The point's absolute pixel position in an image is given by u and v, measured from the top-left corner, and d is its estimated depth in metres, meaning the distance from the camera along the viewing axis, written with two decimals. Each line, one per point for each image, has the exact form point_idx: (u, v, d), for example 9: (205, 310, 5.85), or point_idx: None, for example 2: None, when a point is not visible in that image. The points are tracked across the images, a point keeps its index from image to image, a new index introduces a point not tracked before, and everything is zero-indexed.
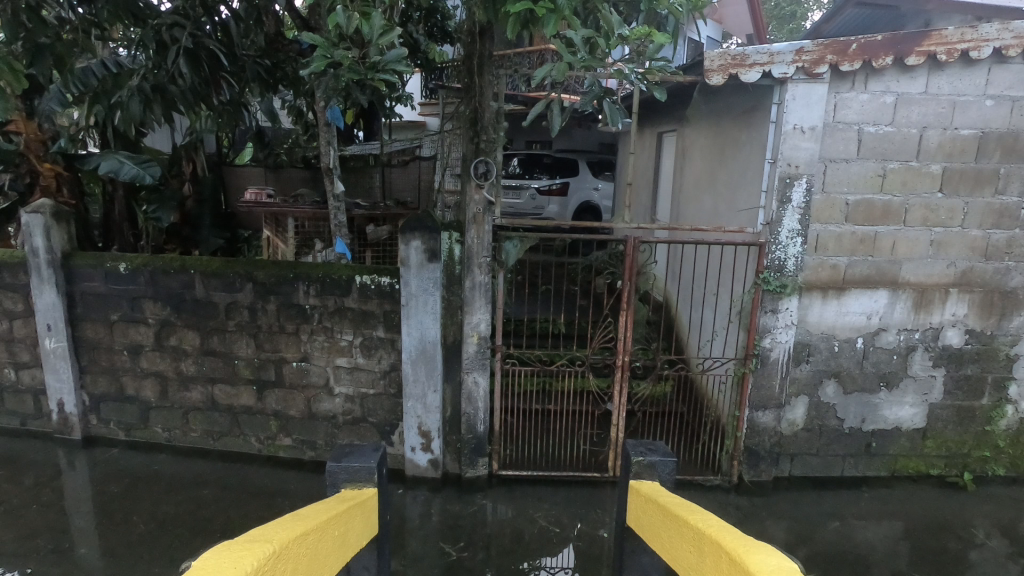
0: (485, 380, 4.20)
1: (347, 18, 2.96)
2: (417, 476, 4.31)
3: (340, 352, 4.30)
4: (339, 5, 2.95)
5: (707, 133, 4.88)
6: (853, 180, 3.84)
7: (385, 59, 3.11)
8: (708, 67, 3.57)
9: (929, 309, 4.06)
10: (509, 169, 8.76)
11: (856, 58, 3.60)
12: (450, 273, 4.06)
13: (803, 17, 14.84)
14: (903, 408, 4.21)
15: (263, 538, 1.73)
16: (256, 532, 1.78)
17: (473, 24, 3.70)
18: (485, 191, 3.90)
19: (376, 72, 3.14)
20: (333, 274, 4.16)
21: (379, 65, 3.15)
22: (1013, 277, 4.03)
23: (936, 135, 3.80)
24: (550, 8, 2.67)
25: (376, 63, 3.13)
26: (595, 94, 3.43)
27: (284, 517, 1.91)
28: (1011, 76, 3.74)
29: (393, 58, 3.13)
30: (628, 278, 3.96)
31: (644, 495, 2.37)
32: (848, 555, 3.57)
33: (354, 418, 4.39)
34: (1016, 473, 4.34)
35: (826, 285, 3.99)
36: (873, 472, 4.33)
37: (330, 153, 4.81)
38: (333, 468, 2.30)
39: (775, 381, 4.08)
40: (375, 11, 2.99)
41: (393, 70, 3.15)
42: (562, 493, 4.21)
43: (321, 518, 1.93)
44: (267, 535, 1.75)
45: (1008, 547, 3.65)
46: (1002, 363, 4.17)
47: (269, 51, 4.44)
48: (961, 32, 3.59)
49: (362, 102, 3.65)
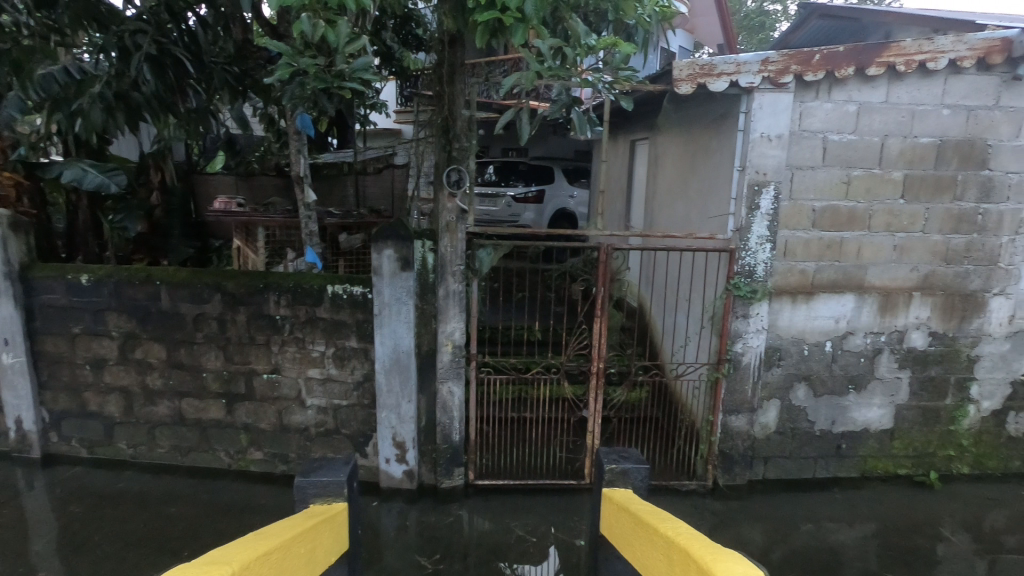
0: (461, 390, 4.18)
1: (313, 26, 2.99)
2: (392, 488, 4.25)
3: (312, 363, 4.23)
4: (303, 13, 3.01)
5: (678, 141, 4.95)
6: (819, 187, 3.93)
7: (351, 67, 3.27)
8: (678, 77, 3.63)
9: (894, 312, 4.16)
10: (483, 176, 8.79)
11: (820, 68, 3.70)
12: (423, 281, 4.04)
13: (772, 28, 15.32)
14: (870, 410, 4.29)
15: (223, 560, 1.69)
16: (217, 554, 1.77)
17: (444, 32, 3.70)
18: (458, 200, 3.89)
19: (343, 80, 3.27)
20: (303, 284, 4.10)
21: (346, 74, 3.28)
22: (972, 280, 4.15)
23: (897, 143, 3.92)
24: (518, 17, 2.75)
25: (341, 71, 3.27)
26: (564, 103, 3.59)
27: (247, 538, 1.87)
28: (967, 86, 3.88)
29: (360, 66, 3.30)
30: (602, 285, 3.97)
31: (617, 503, 2.42)
32: (821, 556, 3.63)
33: (327, 430, 4.32)
34: (980, 470, 4.46)
35: (795, 290, 4.07)
36: (844, 473, 4.40)
37: (300, 162, 4.73)
38: (301, 483, 2.28)
39: (748, 385, 4.14)
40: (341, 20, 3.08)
41: (359, 78, 3.30)
42: (539, 502, 4.18)
43: (286, 536, 1.90)
44: (228, 557, 1.72)
45: (975, 544, 3.76)
46: (964, 364, 4.28)
47: (238, 58, 4.31)
48: (918, 44, 3.72)
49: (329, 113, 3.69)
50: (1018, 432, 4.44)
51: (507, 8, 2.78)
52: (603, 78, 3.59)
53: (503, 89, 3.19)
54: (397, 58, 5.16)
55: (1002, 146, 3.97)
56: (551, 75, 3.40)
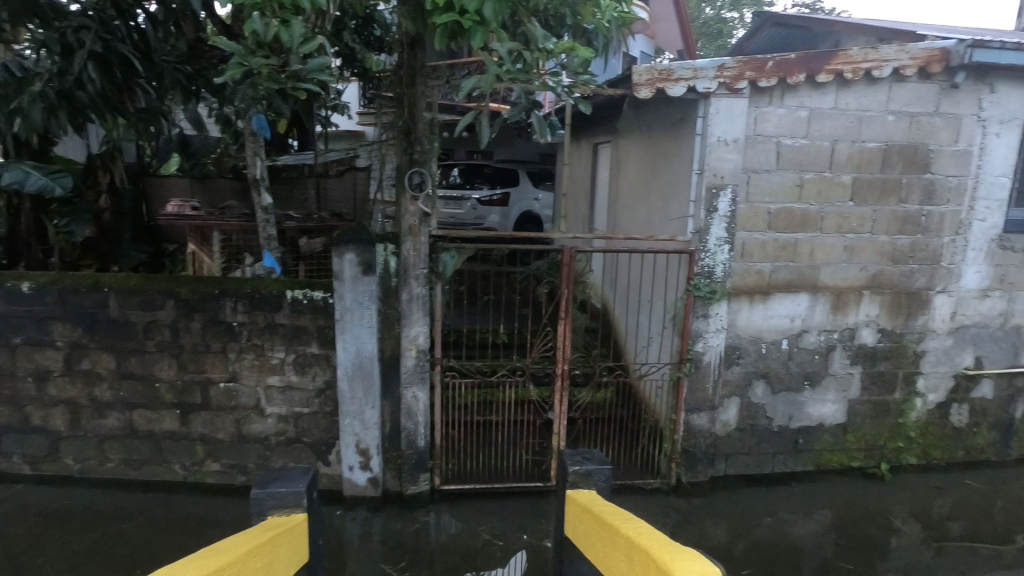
0: (425, 395, 4.15)
1: (266, 25, 3.05)
2: (356, 496, 4.18)
3: (271, 370, 4.12)
4: (257, 13, 3.05)
5: (639, 144, 5.03)
6: (773, 190, 4.06)
7: (306, 68, 3.28)
8: (637, 81, 3.68)
9: (845, 311, 4.31)
10: (448, 179, 8.75)
11: (773, 75, 3.82)
12: (386, 286, 3.99)
13: (730, 35, 15.85)
14: (825, 405, 4.44)
15: None
16: (166, 573, 1.73)
17: (403, 35, 3.66)
18: (420, 203, 3.87)
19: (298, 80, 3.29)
20: (261, 289, 4.00)
21: (300, 75, 3.31)
22: (917, 279, 4.34)
23: (845, 147, 4.07)
24: (477, 20, 2.82)
25: (295, 72, 3.28)
26: (524, 106, 3.62)
27: (199, 554, 1.83)
28: (909, 93, 4.06)
29: (315, 67, 3.31)
30: (565, 286, 4.00)
31: (580, 505, 2.45)
32: (780, 548, 3.74)
33: (288, 439, 4.21)
34: (928, 460, 4.67)
35: (753, 290, 4.18)
36: (801, 467, 4.54)
37: (256, 164, 4.59)
38: (259, 495, 2.22)
39: (708, 384, 4.23)
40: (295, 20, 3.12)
41: (314, 78, 3.31)
42: (505, 506, 4.17)
43: (241, 550, 1.85)
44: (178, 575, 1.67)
45: (923, 532, 3.93)
46: (911, 359, 4.47)
47: (190, 57, 4.13)
48: (864, 52, 3.88)
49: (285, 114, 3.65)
50: (961, 423, 4.65)
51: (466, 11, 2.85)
52: (561, 82, 3.68)
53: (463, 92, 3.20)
54: (358, 59, 5.03)
55: (942, 151, 4.17)
56: (511, 79, 3.38)
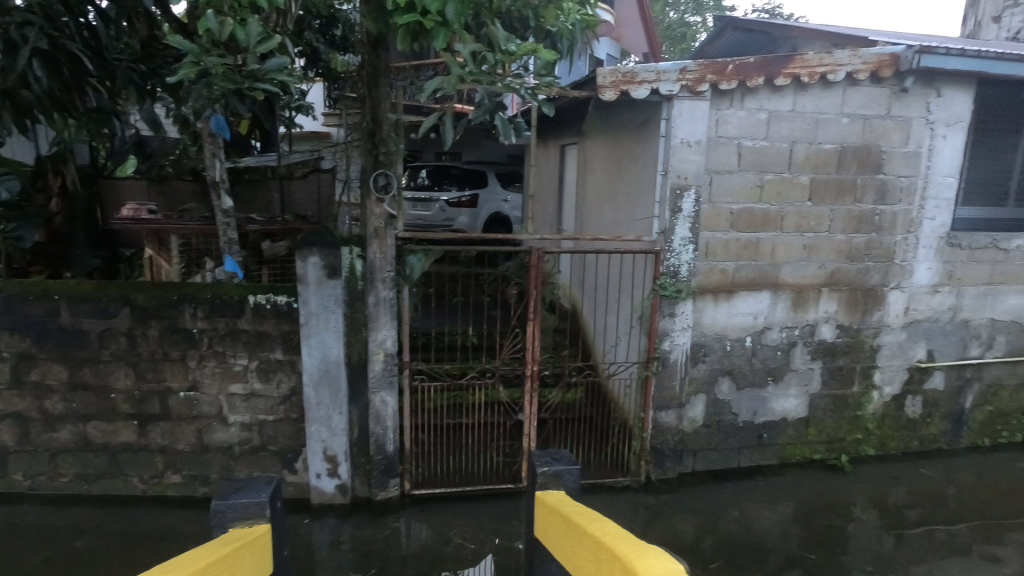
0: (394, 399, 4.10)
1: (220, 24, 3.05)
2: (324, 504, 4.09)
3: (234, 378, 4.02)
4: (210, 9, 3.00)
5: (604, 145, 5.08)
6: (735, 191, 4.15)
7: (265, 68, 3.29)
8: (601, 83, 3.74)
9: (805, 308, 4.44)
10: (416, 180, 8.63)
11: (733, 77, 3.91)
12: (352, 289, 3.94)
13: (693, 39, 16.21)
14: (788, 400, 4.56)
15: None
16: None
17: (366, 35, 3.61)
18: (386, 205, 3.82)
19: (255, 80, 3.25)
20: (222, 294, 3.89)
21: (258, 74, 3.27)
22: (872, 276, 4.50)
23: (803, 149, 4.19)
24: (439, 21, 2.81)
25: (253, 71, 3.26)
26: (488, 107, 3.63)
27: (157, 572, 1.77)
28: (862, 97, 4.21)
29: (273, 67, 3.33)
30: (534, 288, 4.01)
31: (549, 506, 2.47)
32: (746, 541, 3.83)
33: (252, 447, 4.11)
34: (884, 451, 4.83)
35: (717, 289, 4.26)
36: (766, 461, 4.65)
37: (216, 165, 4.46)
38: (219, 507, 2.16)
39: (675, 382, 4.29)
40: (250, 18, 3.12)
41: (271, 78, 3.32)
42: (476, 509, 4.16)
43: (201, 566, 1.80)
44: None
45: (881, 521, 4.08)
46: (868, 354, 4.62)
47: (144, 56, 4.05)
48: (819, 57, 4.00)
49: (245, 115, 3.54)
50: (915, 414, 4.83)
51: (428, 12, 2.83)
52: (524, 84, 3.68)
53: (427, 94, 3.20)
54: (322, 59, 4.89)
55: (894, 152, 4.33)
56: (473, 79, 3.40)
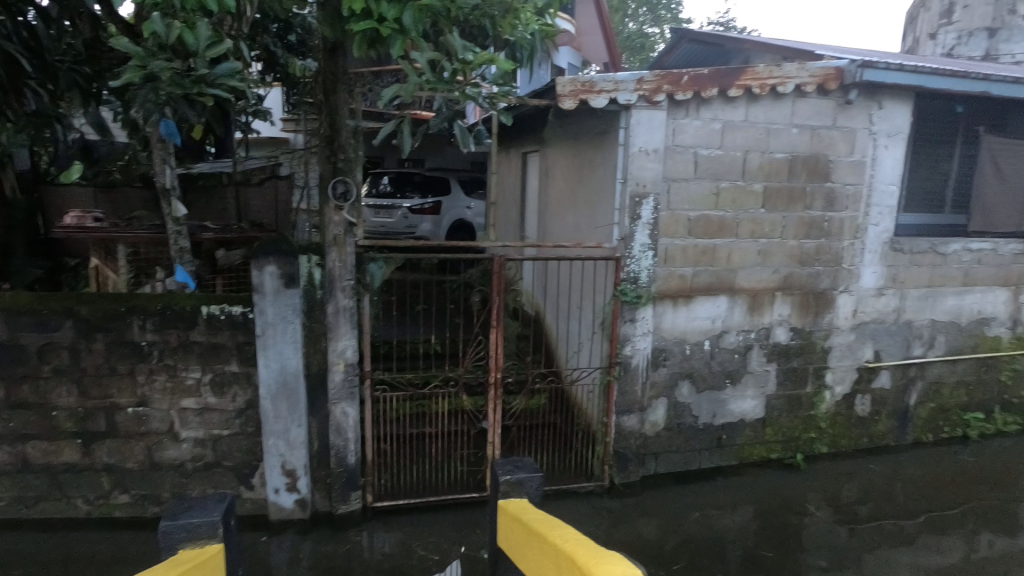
0: (355, 410, 4.02)
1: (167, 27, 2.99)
2: (282, 520, 3.98)
3: (185, 392, 3.87)
4: (156, 13, 2.94)
5: (565, 153, 5.14)
6: (692, 198, 4.25)
7: (215, 72, 3.17)
8: (561, 92, 3.78)
9: (760, 311, 4.57)
10: (379, 187, 8.58)
11: (688, 88, 4.01)
12: (310, 298, 3.86)
13: (651, 49, 16.62)
14: (745, 401, 4.67)
15: None
16: None
17: (323, 41, 3.57)
18: (345, 213, 3.75)
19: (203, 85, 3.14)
20: (173, 306, 3.75)
21: (207, 79, 3.16)
22: (822, 280, 4.66)
23: (756, 158, 4.33)
24: (397, 28, 2.85)
25: (202, 76, 3.14)
26: (446, 116, 3.64)
27: None
28: (810, 108, 4.38)
29: (224, 72, 3.21)
30: (496, 295, 4.00)
31: (511, 514, 2.47)
32: (707, 542, 3.89)
33: (206, 463, 3.96)
34: (837, 449, 5.00)
35: (676, 294, 4.35)
36: (725, 462, 4.74)
37: (166, 172, 4.30)
38: (168, 528, 2.07)
39: (637, 386, 4.35)
40: (200, 21, 3.04)
41: (223, 83, 3.21)
42: (440, 519, 4.10)
43: None
44: None
45: (834, 517, 4.21)
46: (819, 355, 4.78)
47: (88, 58, 3.82)
48: (769, 69, 4.14)
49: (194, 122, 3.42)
50: (864, 412, 5.02)
51: (385, 19, 2.86)
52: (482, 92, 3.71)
53: (384, 100, 3.20)
54: (280, 63, 4.77)
55: (840, 161, 4.51)
56: (430, 88, 3.42)
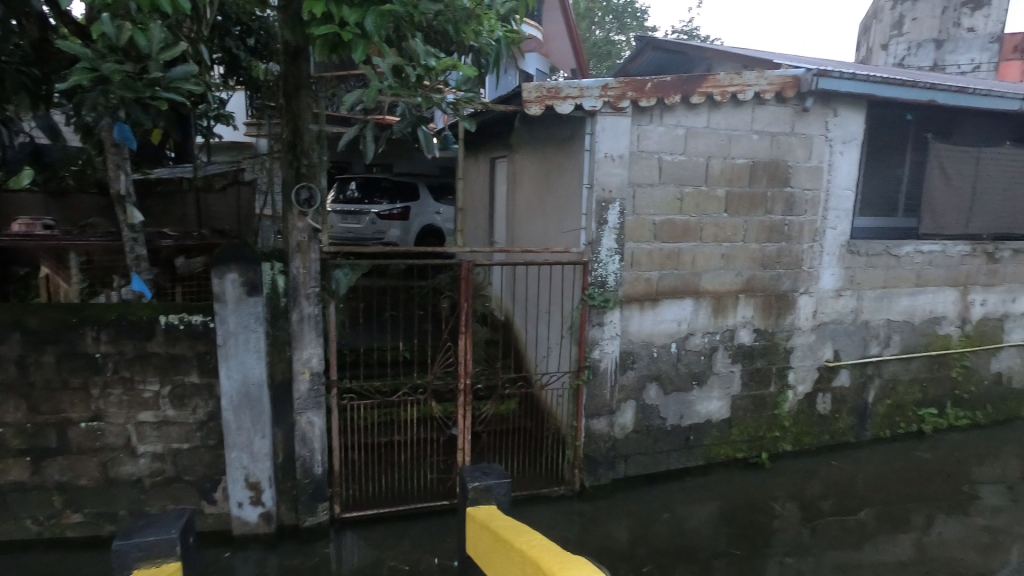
0: (321, 420, 3.94)
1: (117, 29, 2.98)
2: (246, 535, 3.86)
3: (143, 405, 3.73)
4: (106, 14, 2.93)
5: (532, 158, 5.16)
6: (657, 203, 4.32)
7: (169, 76, 3.12)
8: (527, 98, 3.79)
9: (725, 313, 4.66)
10: (346, 193, 8.46)
11: (651, 95, 4.07)
12: (274, 307, 3.77)
13: (618, 56, 16.88)
14: (711, 402, 4.75)
15: None
16: None
17: (285, 44, 3.50)
18: (309, 219, 3.69)
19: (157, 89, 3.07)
20: (129, 316, 3.62)
21: (160, 82, 3.09)
22: (784, 282, 4.79)
23: (718, 163, 4.42)
24: (358, 33, 2.82)
25: (156, 80, 3.08)
26: (411, 121, 3.58)
27: None
28: (769, 115, 4.50)
29: (179, 75, 3.16)
30: (465, 300, 3.98)
31: (478, 521, 2.46)
32: (675, 542, 3.94)
33: (165, 478, 3.82)
34: (800, 447, 5.13)
35: (642, 297, 4.40)
36: (693, 462, 4.81)
37: (121, 178, 4.14)
38: (122, 547, 1.99)
39: (606, 389, 4.38)
40: (153, 23, 2.98)
41: (178, 87, 3.16)
42: (409, 529, 4.05)
43: None
44: None
45: (798, 514, 4.32)
46: (782, 355, 4.90)
47: (36, 59, 3.67)
48: (729, 77, 4.24)
49: (147, 126, 3.33)
50: (826, 410, 5.17)
51: (346, 24, 2.83)
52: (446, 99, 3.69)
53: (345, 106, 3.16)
54: (243, 67, 4.66)
55: (799, 166, 4.65)
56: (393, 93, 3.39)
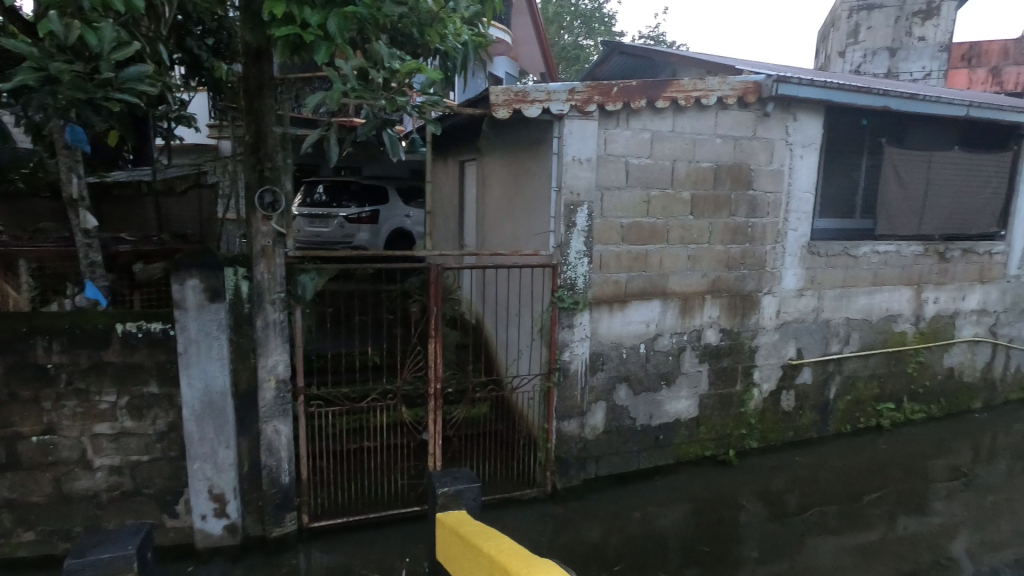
0: (288, 428, 3.85)
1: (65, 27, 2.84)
2: (211, 548, 3.76)
3: (99, 417, 3.59)
4: (54, 12, 2.79)
5: (500, 161, 5.16)
6: (624, 206, 4.37)
7: (122, 76, 2.99)
8: (494, 102, 3.79)
9: (692, 314, 4.74)
10: (313, 197, 8.30)
11: (618, 99, 4.12)
12: (238, 313, 3.67)
13: (586, 60, 17.05)
14: (680, 401, 4.83)
15: None
16: None
17: (247, 45, 3.42)
18: (274, 223, 3.61)
19: (108, 91, 2.96)
20: (84, 324, 3.48)
21: (112, 83, 2.98)
22: (748, 282, 4.90)
23: (683, 167, 4.50)
24: (320, 35, 2.78)
25: (107, 80, 2.96)
26: (376, 125, 3.52)
27: None
28: (732, 120, 4.60)
29: (132, 75, 3.02)
30: (434, 304, 3.95)
31: (448, 526, 2.43)
32: (646, 541, 3.98)
33: (123, 492, 3.68)
34: (765, 443, 5.24)
35: (611, 299, 4.44)
36: (663, 461, 4.87)
37: (74, 182, 3.98)
38: (75, 566, 1.90)
39: (576, 391, 4.41)
40: (104, 22, 2.85)
41: (131, 88, 3.03)
42: (379, 536, 3.99)
43: None
44: None
45: (764, 509, 4.41)
46: (747, 354, 5.01)
47: None
48: (693, 83, 4.32)
49: (100, 128, 3.20)
50: (789, 407, 5.30)
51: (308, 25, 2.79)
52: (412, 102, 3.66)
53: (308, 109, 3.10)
54: (205, 68, 4.54)
55: (760, 170, 4.76)
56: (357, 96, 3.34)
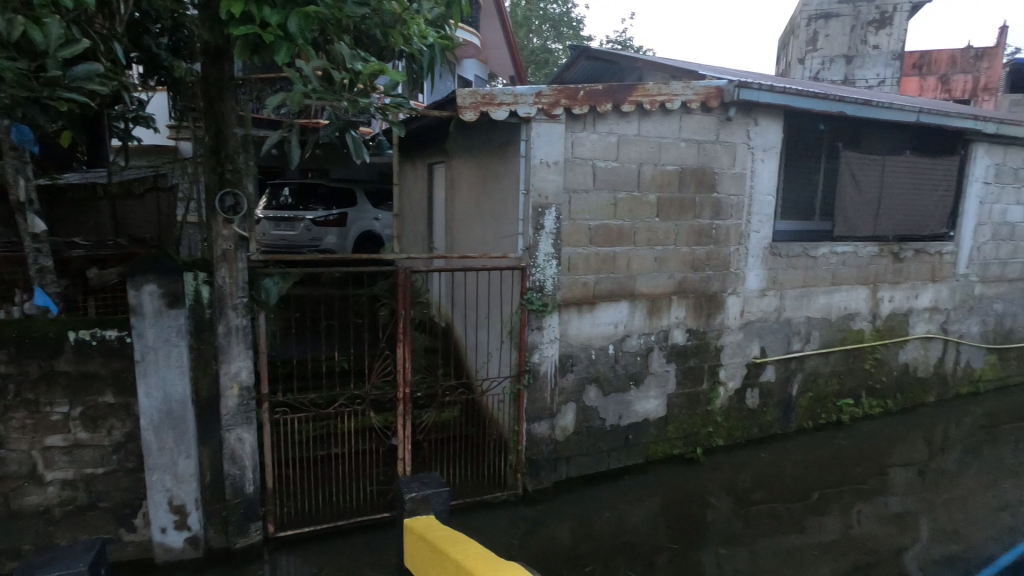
0: (252, 436, 3.75)
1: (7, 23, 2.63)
2: (171, 562, 3.63)
3: (51, 429, 3.44)
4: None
5: (469, 164, 5.15)
6: (592, 208, 4.40)
7: (69, 75, 2.89)
8: (461, 104, 3.77)
9: (659, 315, 4.80)
10: (278, 199, 8.18)
11: (584, 102, 4.15)
12: (198, 319, 3.56)
13: (554, 64, 17.22)
14: (648, 401, 4.88)
15: None
16: None
17: (206, 44, 3.34)
18: (235, 227, 3.52)
19: (55, 90, 2.86)
20: (34, 333, 3.32)
21: (60, 82, 2.88)
22: (713, 283, 4.99)
23: (649, 169, 4.56)
24: (279, 34, 2.73)
25: (54, 79, 2.86)
26: (339, 125, 3.51)
27: None
28: (695, 124, 4.68)
29: (81, 74, 2.92)
30: (403, 308, 3.90)
31: (416, 532, 2.39)
32: (615, 540, 4.01)
33: (77, 507, 3.53)
34: (732, 440, 5.35)
35: (580, 301, 4.47)
36: (632, 461, 4.92)
37: (20, 184, 3.79)
38: None
39: (546, 393, 4.42)
40: (50, 18, 2.73)
41: (79, 86, 2.94)
42: (347, 544, 3.91)
43: None
44: None
45: (730, 505, 4.50)
46: (713, 353, 5.10)
47: None
48: (658, 87, 4.39)
49: (45, 124, 3.10)
50: (754, 404, 5.41)
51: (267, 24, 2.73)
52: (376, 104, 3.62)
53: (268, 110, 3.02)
54: (164, 66, 4.35)
55: (724, 173, 4.86)
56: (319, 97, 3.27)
